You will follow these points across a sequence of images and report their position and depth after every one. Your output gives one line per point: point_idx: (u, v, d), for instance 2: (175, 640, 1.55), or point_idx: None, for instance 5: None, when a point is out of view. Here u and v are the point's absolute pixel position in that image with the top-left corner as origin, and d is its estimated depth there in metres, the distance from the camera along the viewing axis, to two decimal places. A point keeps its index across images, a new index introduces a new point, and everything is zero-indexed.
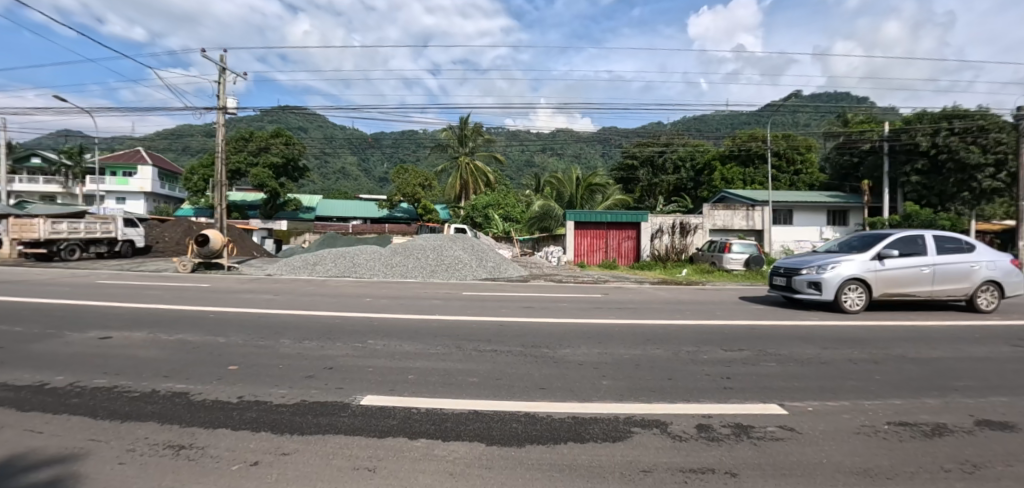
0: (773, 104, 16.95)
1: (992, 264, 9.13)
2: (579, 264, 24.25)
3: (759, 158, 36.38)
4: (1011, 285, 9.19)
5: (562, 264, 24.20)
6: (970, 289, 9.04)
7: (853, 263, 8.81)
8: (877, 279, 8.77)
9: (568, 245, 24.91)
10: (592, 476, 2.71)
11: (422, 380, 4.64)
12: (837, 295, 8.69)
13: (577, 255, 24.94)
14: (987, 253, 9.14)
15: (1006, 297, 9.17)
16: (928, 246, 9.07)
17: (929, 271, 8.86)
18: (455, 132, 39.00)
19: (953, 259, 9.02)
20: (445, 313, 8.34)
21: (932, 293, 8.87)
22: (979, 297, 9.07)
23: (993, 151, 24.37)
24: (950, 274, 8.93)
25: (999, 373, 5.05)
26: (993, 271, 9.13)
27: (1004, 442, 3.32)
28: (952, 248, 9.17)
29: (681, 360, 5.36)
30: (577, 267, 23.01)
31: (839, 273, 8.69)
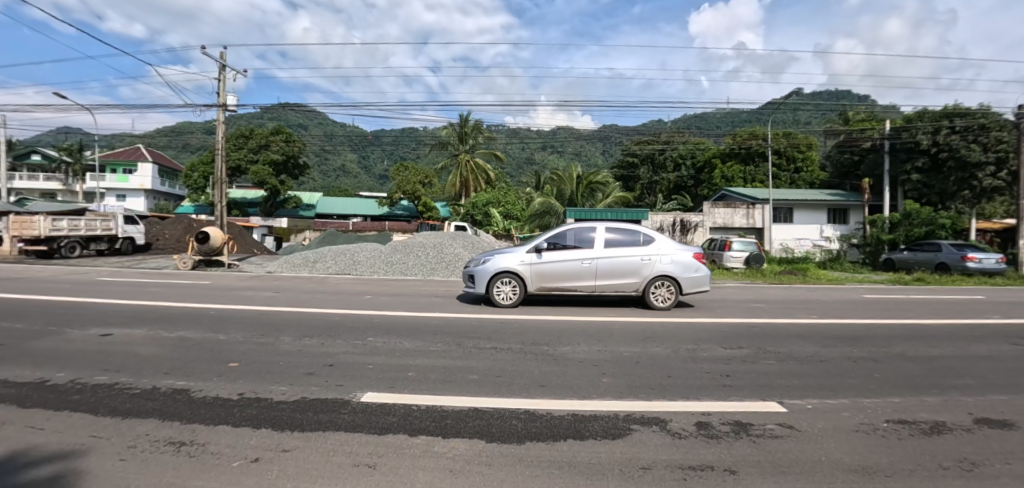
0: (774, 101, 16.91)
1: (668, 259, 8.62)
2: None
3: (759, 156, 36.37)
4: (690, 283, 8.66)
5: None
6: (637, 284, 8.64)
7: (510, 256, 8.66)
8: (532, 273, 8.58)
9: None
10: (592, 474, 2.72)
11: (422, 377, 4.65)
12: (486, 288, 8.67)
13: None
14: (663, 247, 8.62)
15: (683, 294, 8.68)
16: (596, 239, 8.69)
17: (589, 266, 8.52)
18: (455, 130, 38.97)
19: (619, 252, 8.60)
20: (445, 311, 8.34)
21: (592, 288, 8.53)
22: (650, 294, 8.63)
23: (994, 150, 24.32)
24: (611, 268, 8.56)
25: (1000, 372, 5.05)
26: (668, 267, 8.62)
27: (1003, 440, 3.33)
28: (627, 242, 8.73)
29: (681, 358, 5.37)
30: None
31: (490, 266, 8.63)
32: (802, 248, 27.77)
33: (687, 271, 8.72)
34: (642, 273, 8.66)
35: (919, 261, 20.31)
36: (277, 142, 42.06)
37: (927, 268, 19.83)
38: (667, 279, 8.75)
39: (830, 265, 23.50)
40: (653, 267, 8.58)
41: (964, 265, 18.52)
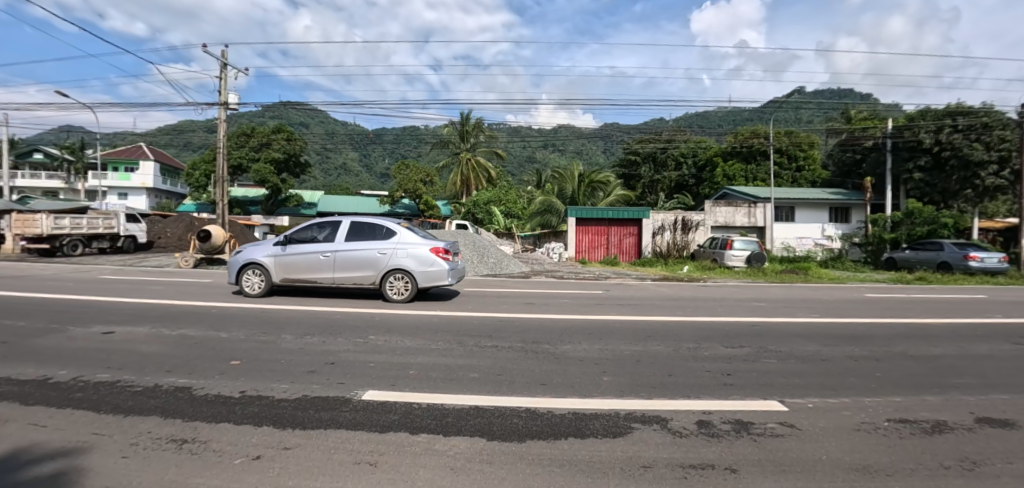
0: (776, 100, 16.86)
1: (405, 252, 8.97)
2: (580, 260, 24.23)
3: (761, 155, 36.38)
4: (424, 276, 8.95)
5: (563, 260, 24.18)
6: (374, 277, 9.06)
7: (256, 248, 9.36)
8: (276, 264, 9.18)
9: (569, 241, 24.89)
10: (593, 472, 2.73)
11: (423, 375, 4.65)
12: (235, 277, 9.36)
13: (577, 251, 24.90)
14: (399, 239, 9.01)
15: (419, 287, 8.97)
16: (340, 233, 9.20)
17: (328, 258, 9.00)
18: (456, 128, 39.14)
19: (359, 246, 9.04)
20: (446, 309, 8.35)
21: (330, 280, 9.02)
22: (387, 286, 9.04)
23: (997, 149, 24.27)
24: (346, 260, 9.03)
25: (1002, 371, 5.04)
26: (403, 260, 8.96)
27: (1004, 440, 3.32)
28: (368, 236, 9.16)
29: (681, 357, 5.36)
30: (578, 264, 23.02)
31: (240, 256, 9.35)
32: (803, 246, 27.73)
33: (423, 265, 9.00)
34: (380, 266, 9.07)
35: (921, 260, 20.24)
36: (279, 140, 42.11)
37: (930, 267, 19.76)
38: (405, 272, 9.10)
39: (832, 264, 23.46)
40: (389, 260, 8.99)
41: (966, 263, 18.50)
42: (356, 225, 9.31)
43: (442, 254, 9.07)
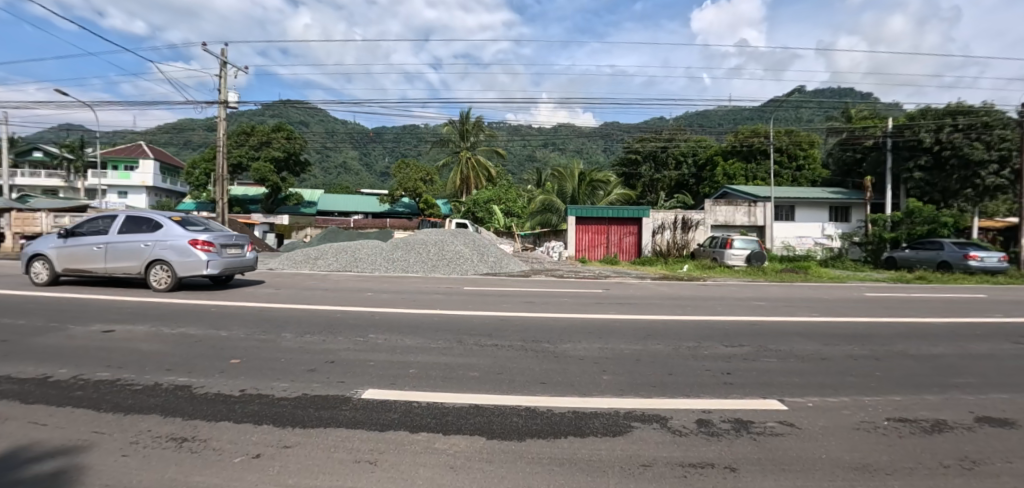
0: (777, 99, 16.85)
1: (164, 245, 9.65)
2: (580, 259, 24.23)
3: (761, 154, 36.38)
4: (182, 267, 9.57)
5: (563, 259, 24.19)
6: (138, 267, 9.75)
7: (45, 239, 10.18)
8: (58, 254, 10.00)
9: (569, 240, 24.89)
10: (593, 471, 2.73)
11: (423, 374, 4.66)
12: (26, 266, 10.20)
13: (577, 250, 24.90)
14: (162, 233, 9.69)
15: (178, 278, 9.63)
16: (115, 226, 9.96)
17: (101, 249, 9.78)
18: (456, 127, 39.16)
19: (128, 239, 9.77)
20: (446, 308, 8.35)
21: (103, 270, 9.81)
22: (148, 275, 9.71)
23: (997, 148, 24.22)
24: (118, 251, 9.78)
25: (1002, 371, 5.03)
26: (163, 252, 9.62)
27: (1003, 439, 3.33)
28: (140, 229, 9.89)
29: (681, 356, 5.37)
30: (578, 263, 23.02)
31: (31, 247, 10.18)
32: (803, 246, 27.72)
33: (184, 256, 9.63)
34: (145, 257, 9.75)
35: (920, 259, 20.25)
36: (279, 139, 42.09)
37: (930, 267, 19.76)
38: (167, 263, 9.72)
39: (832, 264, 23.45)
40: (152, 251, 9.69)
41: (966, 263, 18.47)
42: (131, 218, 10.04)
43: (201, 246, 9.68)
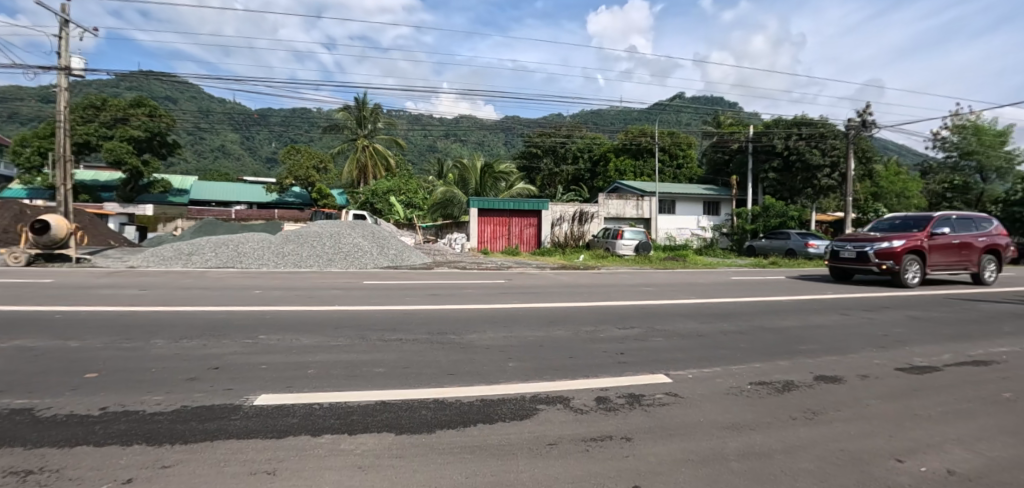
0: (662, 103, 18.52)
1: None
2: (482, 251, 24.50)
3: (647, 153, 39.92)
4: None
5: (466, 251, 24.28)
6: None
7: None
8: None
9: (471, 232, 25.02)
10: (503, 454, 2.85)
11: (324, 374, 4.41)
12: None
13: (480, 242, 25.19)
14: None
15: None
16: None
17: None
18: (352, 113, 37.04)
19: None
20: (346, 303, 7.97)
21: None
22: None
23: (830, 155, 29.30)
24: None
25: (830, 337, 6.21)
26: None
27: (834, 393, 4.11)
28: None
29: (581, 339, 5.76)
30: (480, 254, 23.23)
31: None
32: (682, 236, 30.90)
33: None
34: None
35: (773, 248, 23.88)
36: (138, 115, 36.24)
37: (779, 254, 23.45)
38: None
39: (706, 251, 26.61)
40: None
41: (806, 250, 22.22)
42: None
43: None
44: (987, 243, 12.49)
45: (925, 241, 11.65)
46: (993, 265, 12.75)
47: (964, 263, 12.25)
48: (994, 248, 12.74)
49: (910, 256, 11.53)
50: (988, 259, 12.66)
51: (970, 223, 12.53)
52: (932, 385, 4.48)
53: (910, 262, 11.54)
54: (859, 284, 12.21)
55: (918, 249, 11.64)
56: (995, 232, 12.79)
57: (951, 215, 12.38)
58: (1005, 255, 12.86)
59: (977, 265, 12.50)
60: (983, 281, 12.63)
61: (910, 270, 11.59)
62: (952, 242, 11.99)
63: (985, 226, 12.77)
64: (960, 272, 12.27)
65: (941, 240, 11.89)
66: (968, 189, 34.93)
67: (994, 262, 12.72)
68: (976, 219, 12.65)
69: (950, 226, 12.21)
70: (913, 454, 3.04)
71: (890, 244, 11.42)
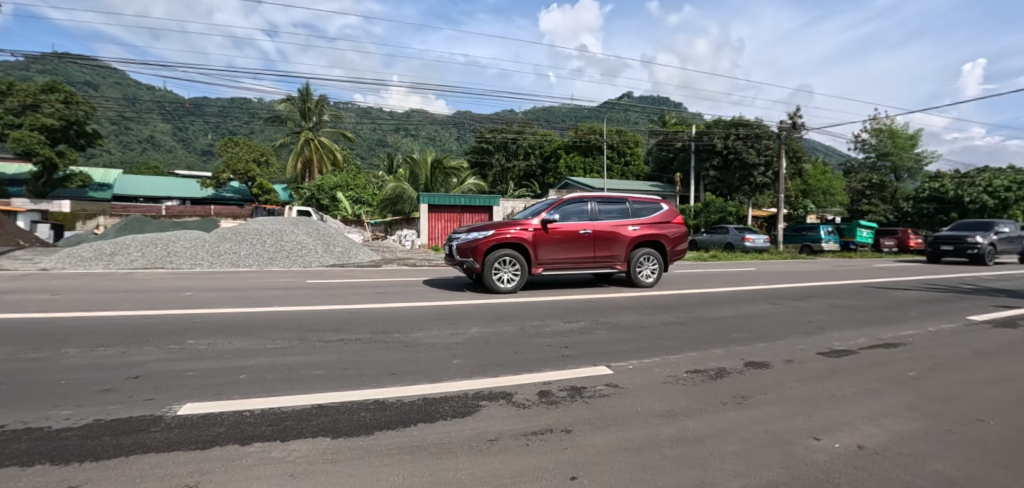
0: (610, 101, 19.02)
1: None
2: (433, 247, 24.18)
3: (596, 150, 40.96)
4: None
5: (416, 248, 23.88)
6: None
7: None
8: None
9: (422, 229, 24.62)
10: (441, 452, 2.80)
11: (257, 379, 4.17)
12: None
13: (430, 238, 24.85)
14: None
15: None
16: None
17: None
18: (296, 104, 35.46)
19: None
20: (285, 304, 7.60)
21: None
22: None
23: (764, 154, 31.27)
24: None
25: (759, 325, 6.60)
26: None
27: (761, 378, 4.37)
28: None
29: (527, 334, 5.80)
30: (431, 251, 22.93)
31: None
32: None
33: None
34: None
35: (713, 241, 25.16)
36: (52, 101, 32.88)
37: (720, 247, 24.73)
38: None
39: None
40: None
41: (743, 243, 23.57)
42: None
43: None
44: (639, 233, 9.71)
45: (533, 232, 9.09)
46: (653, 263, 10.03)
47: (605, 262, 9.57)
48: (655, 240, 9.94)
49: (496, 254, 8.94)
50: (644, 255, 9.95)
51: (621, 210, 9.85)
52: (847, 368, 4.86)
53: (502, 262, 8.97)
54: (786, 276, 13.11)
55: (519, 243, 9.07)
56: (668, 220, 10.13)
57: (588, 199, 9.63)
58: (672, 249, 10.10)
59: (627, 263, 9.80)
60: (639, 283, 9.92)
61: (504, 271, 9.01)
62: (571, 232, 9.24)
63: (648, 213, 10.04)
64: (601, 272, 9.57)
65: (554, 231, 9.15)
66: (882, 187, 38.43)
67: (654, 258, 9.98)
68: (629, 204, 9.92)
69: (589, 213, 9.60)
70: (829, 432, 3.28)
71: (475, 237, 8.93)
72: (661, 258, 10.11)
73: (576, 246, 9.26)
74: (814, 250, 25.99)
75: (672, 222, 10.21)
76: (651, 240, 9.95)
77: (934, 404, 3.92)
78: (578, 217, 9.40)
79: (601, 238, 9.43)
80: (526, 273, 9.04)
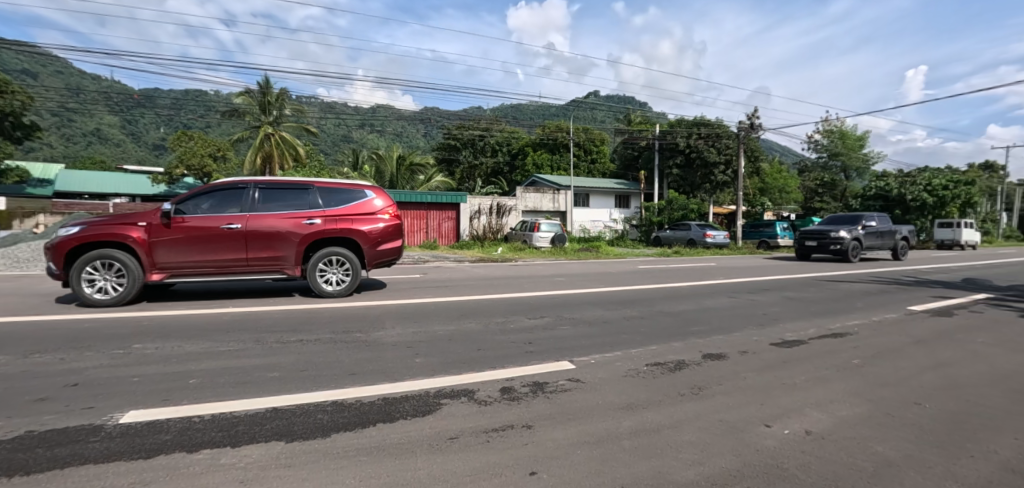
0: (577, 100, 19.23)
1: None
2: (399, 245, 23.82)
3: (563, 147, 41.36)
4: None
5: None
6: None
7: None
8: None
9: None
10: (400, 453, 2.75)
11: (208, 383, 3.99)
12: None
13: None
14: None
15: None
16: None
17: None
18: (255, 98, 34.20)
19: None
20: (242, 304, 7.30)
21: None
22: None
23: (724, 153, 32.41)
24: None
25: (717, 318, 6.83)
26: None
27: (717, 369, 4.52)
28: None
29: (491, 331, 5.79)
30: None
31: None
32: (596, 228, 32.27)
33: None
34: None
35: (676, 238, 25.89)
36: None
37: (682, 243, 25.46)
38: None
39: (618, 242, 28.10)
40: None
41: (704, 240, 24.37)
42: None
43: None
44: (316, 228, 7.72)
45: (146, 229, 7.04)
46: (337, 267, 8.00)
47: (260, 267, 7.52)
48: (338, 237, 7.90)
49: (98, 254, 6.94)
50: (326, 256, 7.91)
51: (297, 199, 7.82)
52: (798, 357, 5.10)
53: (101, 268, 6.94)
54: (742, 270, 13.62)
55: (126, 243, 7.02)
56: (372, 211, 8.19)
57: (250, 185, 7.63)
58: (368, 249, 8.08)
59: (303, 267, 7.80)
60: (320, 292, 7.90)
61: (107, 279, 6.97)
62: (211, 229, 7.21)
63: (341, 202, 8.05)
64: (264, 278, 7.57)
65: (190, 226, 7.15)
66: (833, 185, 40.57)
67: (339, 260, 7.97)
68: (313, 192, 7.92)
69: (253, 202, 7.60)
70: (780, 419, 3.42)
71: (71, 233, 6.87)
72: (133, 263, 7.03)
73: (221, 243, 7.28)
74: (770, 246, 26.86)
75: (377, 215, 8.25)
76: (340, 236, 7.96)
77: (875, 389, 4.17)
78: (225, 209, 7.40)
79: (258, 235, 7.43)
80: (138, 281, 6.95)
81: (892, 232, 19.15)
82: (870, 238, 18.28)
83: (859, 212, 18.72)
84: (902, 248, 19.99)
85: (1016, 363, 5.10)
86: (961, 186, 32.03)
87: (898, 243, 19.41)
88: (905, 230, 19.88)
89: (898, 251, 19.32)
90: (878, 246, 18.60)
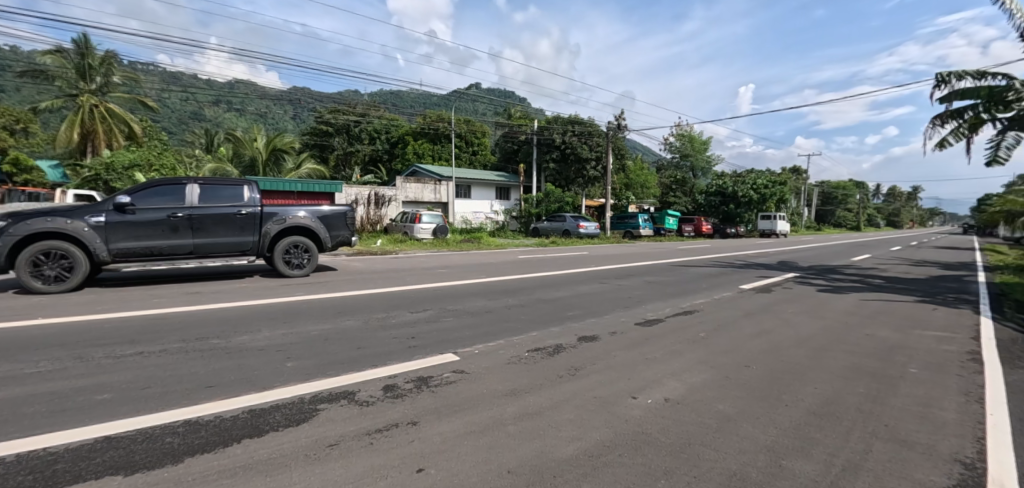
0: (458, 91, 19.23)
1: None
2: None
3: (444, 138, 41.21)
4: None
5: None
6: None
7: None
8: None
9: None
10: (272, 469, 2.49)
11: (8, 416, 3.16)
12: None
13: None
14: None
15: None
16: None
17: None
18: (69, 58, 27.89)
19: None
20: (53, 314, 5.92)
21: None
22: None
23: (595, 150, 35.23)
24: None
25: (590, 303, 7.44)
26: None
27: (590, 350, 4.92)
28: None
29: (371, 328, 5.54)
30: None
31: None
32: (477, 218, 32.44)
33: None
34: None
35: (552, 228, 27.66)
36: None
37: (558, 233, 27.50)
38: None
39: (500, 232, 28.85)
40: None
41: (578, 230, 26.45)
42: None
43: None
44: None
45: None
46: None
47: None
48: None
49: None
50: None
51: None
52: (658, 334, 5.78)
53: None
54: (609, 258, 15.09)
55: None
56: None
57: None
58: None
59: None
60: None
61: None
62: None
63: None
64: None
65: None
66: (683, 183, 46.63)
67: None
68: None
69: None
70: (644, 390, 3.86)
71: None
72: None
73: None
74: (634, 235, 30.48)
75: None
76: None
77: (716, 357, 4.92)
78: None
79: None
80: None
81: (242, 216, 8.79)
82: (143, 235, 7.98)
83: (185, 179, 8.60)
84: (311, 249, 9.71)
85: (813, 328, 6.44)
86: (775, 185, 39.26)
87: (284, 246, 9.34)
88: (326, 215, 9.88)
89: (282, 262, 9.38)
90: (178, 253, 8.28)
